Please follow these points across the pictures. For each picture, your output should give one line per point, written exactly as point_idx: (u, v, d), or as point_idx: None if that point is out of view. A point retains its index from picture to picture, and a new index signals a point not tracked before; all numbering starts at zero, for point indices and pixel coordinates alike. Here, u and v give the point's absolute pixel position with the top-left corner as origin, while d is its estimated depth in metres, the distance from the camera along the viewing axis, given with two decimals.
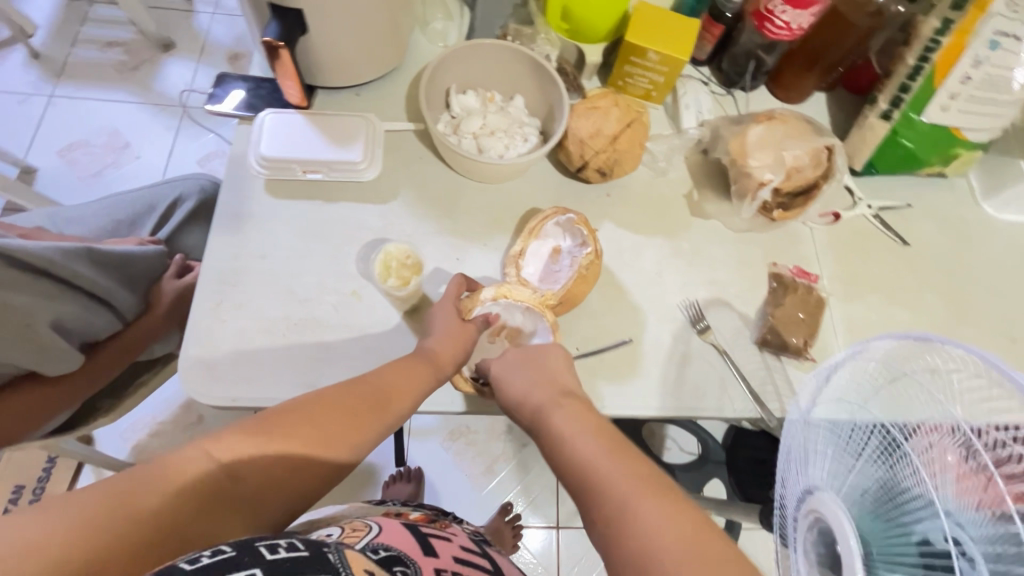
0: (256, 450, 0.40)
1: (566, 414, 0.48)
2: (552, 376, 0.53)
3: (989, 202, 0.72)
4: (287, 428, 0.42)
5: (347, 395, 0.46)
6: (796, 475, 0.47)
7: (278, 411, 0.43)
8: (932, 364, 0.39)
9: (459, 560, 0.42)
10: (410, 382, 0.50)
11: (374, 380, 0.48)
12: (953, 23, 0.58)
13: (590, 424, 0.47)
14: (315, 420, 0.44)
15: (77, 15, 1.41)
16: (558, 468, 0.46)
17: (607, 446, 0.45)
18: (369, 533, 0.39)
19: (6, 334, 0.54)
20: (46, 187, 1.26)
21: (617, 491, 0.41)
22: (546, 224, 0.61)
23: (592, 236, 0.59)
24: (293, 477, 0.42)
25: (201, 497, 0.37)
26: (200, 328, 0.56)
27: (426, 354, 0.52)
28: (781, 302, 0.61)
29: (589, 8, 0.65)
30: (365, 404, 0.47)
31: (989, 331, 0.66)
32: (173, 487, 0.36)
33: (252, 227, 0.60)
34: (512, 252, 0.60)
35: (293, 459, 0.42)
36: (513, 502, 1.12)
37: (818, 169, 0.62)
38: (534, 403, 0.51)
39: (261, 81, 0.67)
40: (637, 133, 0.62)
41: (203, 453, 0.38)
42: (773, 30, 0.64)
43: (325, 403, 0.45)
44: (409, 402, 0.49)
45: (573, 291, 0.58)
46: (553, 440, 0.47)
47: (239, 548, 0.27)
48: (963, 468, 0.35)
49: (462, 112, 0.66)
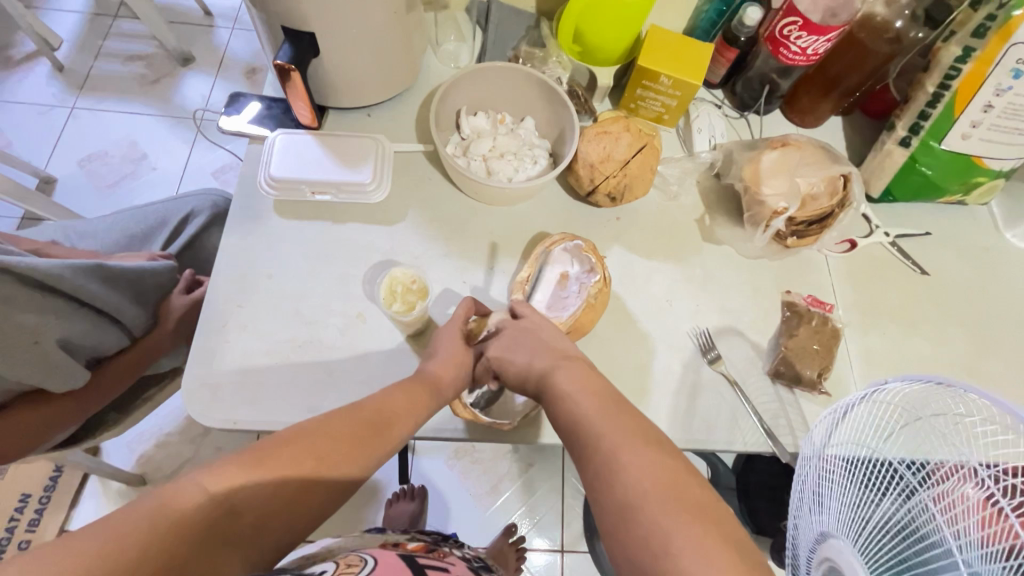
0: (256, 481, 0.40)
1: (567, 373, 0.49)
2: (550, 344, 0.53)
3: (1012, 232, 0.70)
4: (287, 461, 0.42)
5: (347, 422, 0.45)
6: (809, 517, 0.45)
7: (276, 437, 0.43)
8: (951, 410, 0.38)
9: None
10: (409, 403, 0.49)
11: (372, 405, 0.47)
12: (974, 50, 0.56)
13: (591, 386, 0.47)
14: (313, 448, 0.43)
15: (101, 30, 1.45)
16: (564, 434, 0.46)
17: (604, 412, 0.44)
18: (364, 567, 0.38)
19: (13, 351, 0.54)
20: (64, 197, 1.28)
21: (606, 446, 0.42)
22: (555, 250, 0.60)
23: (601, 263, 0.58)
24: (296, 504, 0.42)
25: (203, 532, 0.36)
26: (205, 348, 0.55)
27: (426, 377, 0.52)
28: (795, 332, 0.60)
29: (601, 32, 0.65)
30: (364, 432, 0.46)
31: (1013, 366, 0.64)
32: (171, 524, 0.35)
33: (261, 248, 0.60)
34: (518, 278, 0.60)
35: (293, 484, 0.42)
36: (518, 524, 1.10)
37: (834, 199, 0.60)
38: (535, 368, 0.51)
39: (274, 101, 0.68)
40: (648, 158, 0.62)
41: (202, 491, 0.37)
42: (790, 56, 0.64)
43: (322, 431, 0.44)
44: (410, 420, 0.49)
45: (582, 320, 0.57)
46: (558, 400, 0.47)
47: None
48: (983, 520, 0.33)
49: (472, 133, 0.66)
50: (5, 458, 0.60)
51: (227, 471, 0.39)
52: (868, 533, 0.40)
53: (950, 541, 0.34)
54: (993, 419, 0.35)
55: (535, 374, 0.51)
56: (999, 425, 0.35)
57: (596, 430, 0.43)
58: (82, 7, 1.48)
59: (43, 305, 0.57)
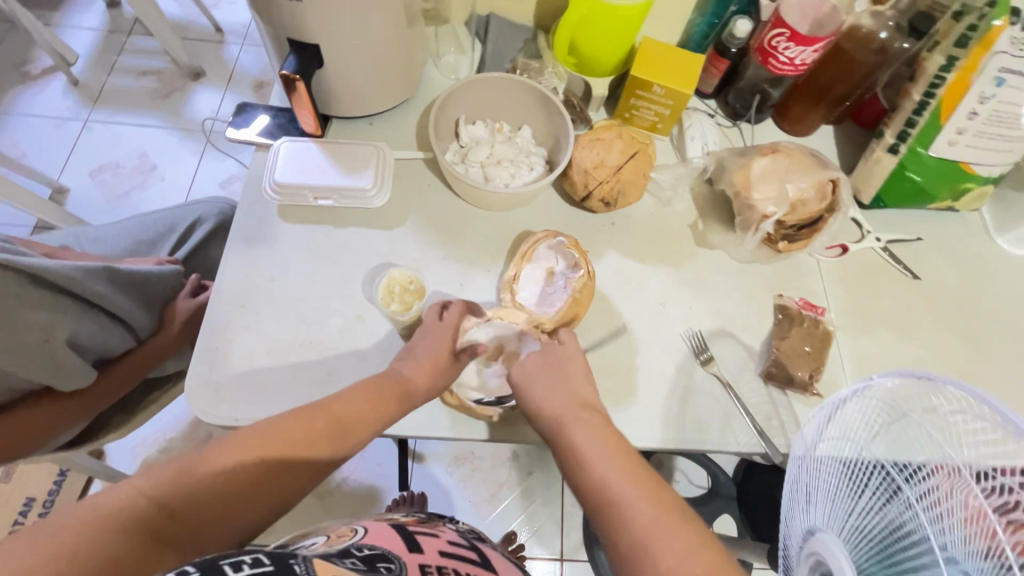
0: (208, 475, 0.40)
1: (585, 426, 0.49)
2: (569, 383, 0.53)
3: (1003, 237, 0.71)
4: (245, 461, 0.42)
5: (303, 423, 0.46)
6: (797, 511, 0.46)
7: (242, 432, 0.44)
8: (933, 404, 0.38)
9: (443, 554, 0.44)
10: (369, 404, 0.50)
11: (331, 408, 0.48)
12: (958, 59, 0.58)
13: (610, 442, 0.48)
14: (269, 447, 0.44)
15: (115, 46, 1.50)
16: (581, 488, 0.46)
17: (636, 478, 0.45)
18: (354, 535, 0.40)
19: (25, 349, 0.56)
20: (75, 207, 1.31)
21: (645, 516, 0.42)
22: (539, 247, 0.62)
23: (584, 258, 0.60)
24: (252, 497, 0.42)
25: (146, 529, 0.35)
26: (208, 348, 0.57)
27: (400, 382, 0.52)
28: (787, 334, 0.61)
29: (595, 44, 0.67)
30: (324, 431, 0.47)
31: (1005, 368, 0.65)
32: (104, 524, 0.34)
33: (266, 251, 0.62)
34: (505, 278, 0.61)
35: (247, 476, 0.42)
36: (517, 532, 1.10)
37: (823, 202, 0.61)
38: (550, 413, 0.51)
39: (281, 111, 0.71)
40: (641, 163, 0.63)
41: (134, 488, 0.37)
42: (778, 66, 0.66)
43: (280, 429, 0.45)
44: (371, 419, 0.49)
45: (569, 313, 0.58)
46: (572, 453, 0.48)
47: (203, 569, 0.28)
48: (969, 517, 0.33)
49: (470, 141, 0.68)
50: (12, 456, 0.61)
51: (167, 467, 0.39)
52: (855, 529, 0.40)
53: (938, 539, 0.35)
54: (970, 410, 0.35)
55: (546, 419, 0.51)
56: (976, 416, 0.35)
57: (625, 493, 0.44)
58: (98, 24, 1.53)
59: (53, 305, 0.58)
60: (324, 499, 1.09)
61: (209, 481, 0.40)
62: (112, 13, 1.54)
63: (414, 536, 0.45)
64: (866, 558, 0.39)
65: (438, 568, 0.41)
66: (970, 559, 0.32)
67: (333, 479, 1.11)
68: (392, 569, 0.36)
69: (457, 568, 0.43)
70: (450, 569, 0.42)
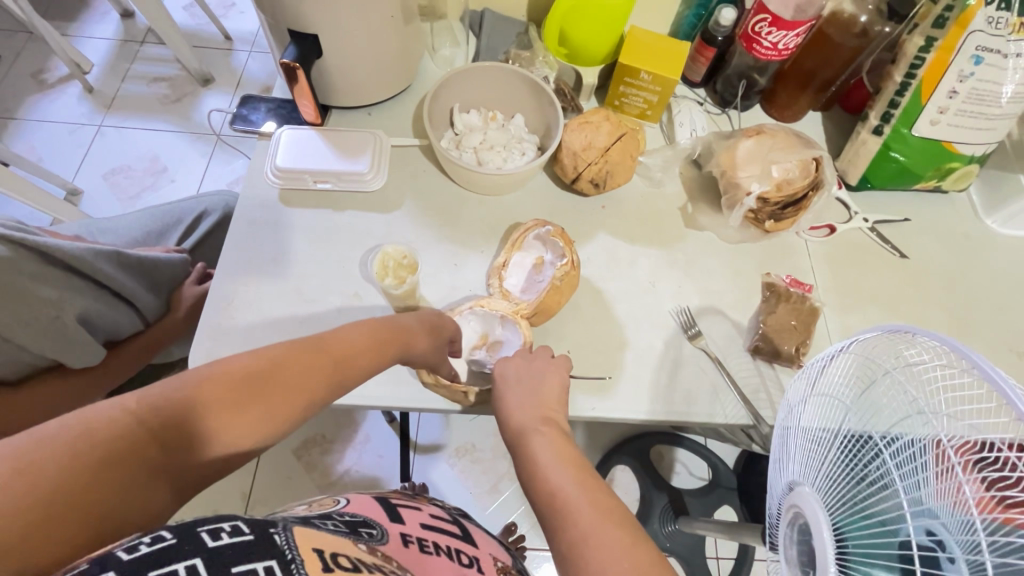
0: (195, 404, 0.38)
1: (542, 440, 0.49)
2: (541, 401, 0.53)
3: (992, 217, 0.72)
4: (236, 404, 0.39)
5: (299, 363, 0.43)
6: (783, 474, 0.47)
7: (225, 372, 0.39)
8: (907, 358, 0.39)
9: (425, 526, 0.46)
10: (371, 345, 0.49)
11: (332, 347, 0.46)
12: (936, 40, 0.59)
13: (562, 452, 0.48)
14: (263, 389, 0.41)
15: (129, 54, 1.55)
16: (535, 499, 0.46)
17: (580, 483, 0.45)
18: (337, 504, 0.42)
19: (38, 325, 0.59)
20: (89, 208, 1.36)
21: (583, 520, 0.42)
22: (528, 236, 0.64)
23: (569, 249, 0.62)
24: (242, 438, 0.40)
25: (130, 468, 0.34)
26: (210, 325, 0.59)
27: (399, 330, 0.51)
28: (774, 309, 0.62)
29: (585, 34, 0.70)
30: (323, 368, 0.44)
31: (994, 344, 0.65)
32: (88, 453, 0.32)
33: (268, 234, 0.65)
34: (495, 264, 0.63)
35: (224, 415, 0.39)
36: (518, 523, 1.10)
37: (808, 180, 0.63)
38: (516, 424, 0.51)
39: (282, 102, 0.74)
40: (628, 146, 0.65)
41: (127, 414, 0.35)
42: (763, 51, 0.67)
43: (281, 364, 0.42)
44: (369, 362, 0.48)
45: (549, 302, 0.60)
46: (529, 460, 0.48)
47: (180, 535, 0.27)
48: (939, 464, 0.34)
49: (464, 129, 0.71)
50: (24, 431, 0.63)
51: (157, 391, 0.37)
52: (830, 480, 0.41)
53: (910, 487, 0.35)
54: (949, 363, 0.35)
55: (512, 431, 0.51)
56: (956, 368, 0.35)
57: (571, 501, 0.43)
58: (112, 34, 1.58)
59: (65, 283, 0.61)
60: (327, 490, 1.11)
61: (198, 420, 0.38)
62: (126, 24, 1.60)
63: (395, 508, 0.46)
64: (841, 510, 0.40)
65: (419, 539, 0.43)
66: (941, 506, 0.33)
67: (335, 470, 1.13)
68: (374, 535, 0.38)
69: (438, 540, 0.45)
70: (431, 540, 0.44)
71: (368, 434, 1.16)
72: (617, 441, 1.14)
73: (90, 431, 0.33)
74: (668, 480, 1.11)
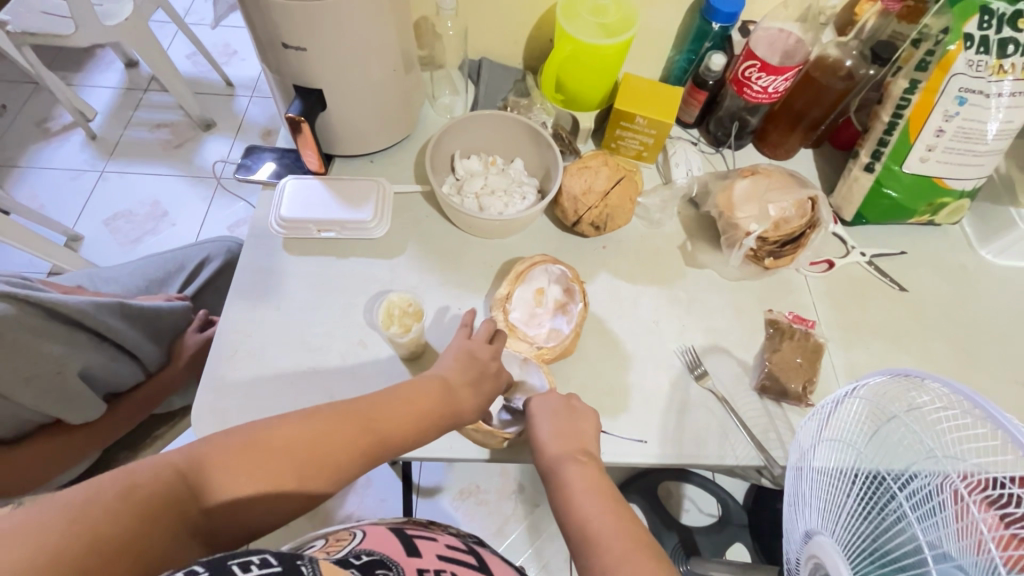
0: (239, 473, 0.41)
1: (578, 472, 0.50)
2: (575, 433, 0.53)
3: (986, 249, 0.74)
4: (271, 472, 0.42)
5: (340, 439, 0.46)
6: (802, 524, 0.46)
7: (267, 443, 0.43)
8: (918, 404, 0.38)
9: (442, 558, 0.45)
10: (412, 421, 0.50)
11: (376, 421, 0.48)
12: (919, 82, 0.61)
13: (598, 486, 0.49)
14: (303, 462, 0.44)
15: (133, 102, 1.59)
16: (570, 535, 0.47)
17: (605, 516, 0.46)
18: (353, 540, 0.43)
19: (40, 381, 0.59)
20: (89, 253, 1.36)
21: (613, 550, 0.44)
22: (533, 269, 0.64)
23: (581, 290, 0.62)
24: (271, 506, 0.43)
25: (170, 517, 0.37)
26: (214, 378, 0.58)
27: (450, 400, 0.53)
28: (778, 347, 0.63)
29: (580, 82, 0.72)
30: (365, 443, 0.47)
31: (1000, 375, 0.66)
32: (132, 499, 0.35)
33: (273, 283, 0.65)
34: (500, 296, 0.63)
35: (260, 487, 0.42)
36: (524, 567, 1.06)
37: (804, 219, 0.64)
38: (546, 458, 0.51)
39: (286, 152, 0.75)
40: (627, 188, 0.67)
41: (172, 471, 0.39)
42: (753, 94, 0.70)
43: (324, 440, 0.45)
44: (411, 436, 0.50)
45: (569, 345, 0.60)
46: (563, 494, 0.49)
47: (212, 568, 0.29)
48: (958, 516, 0.33)
49: (466, 174, 0.72)
50: (24, 491, 0.62)
51: (207, 449, 0.41)
52: (851, 531, 0.40)
53: (932, 541, 0.34)
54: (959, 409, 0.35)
55: (546, 457, 0.51)
56: (963, 414, 0.35)
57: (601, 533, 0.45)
58: (117, 83, 1.62)
59: (67, 338, 0.61)
60: None
61: (221, 480, 0.41)
62: (129, 73, 1.64)
63: (411, 540, 0.45)
64: (863, 561, 0.38)
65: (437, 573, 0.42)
66: (963, 556, 0.32)
67: (336, 517, 1.10)
68: None
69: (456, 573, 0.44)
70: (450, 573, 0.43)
71: (369, 479, 1.14)
72: (625, 481, 1.12)
73: (135, 486, 0.36)
74: (677, 520, 1.08)
